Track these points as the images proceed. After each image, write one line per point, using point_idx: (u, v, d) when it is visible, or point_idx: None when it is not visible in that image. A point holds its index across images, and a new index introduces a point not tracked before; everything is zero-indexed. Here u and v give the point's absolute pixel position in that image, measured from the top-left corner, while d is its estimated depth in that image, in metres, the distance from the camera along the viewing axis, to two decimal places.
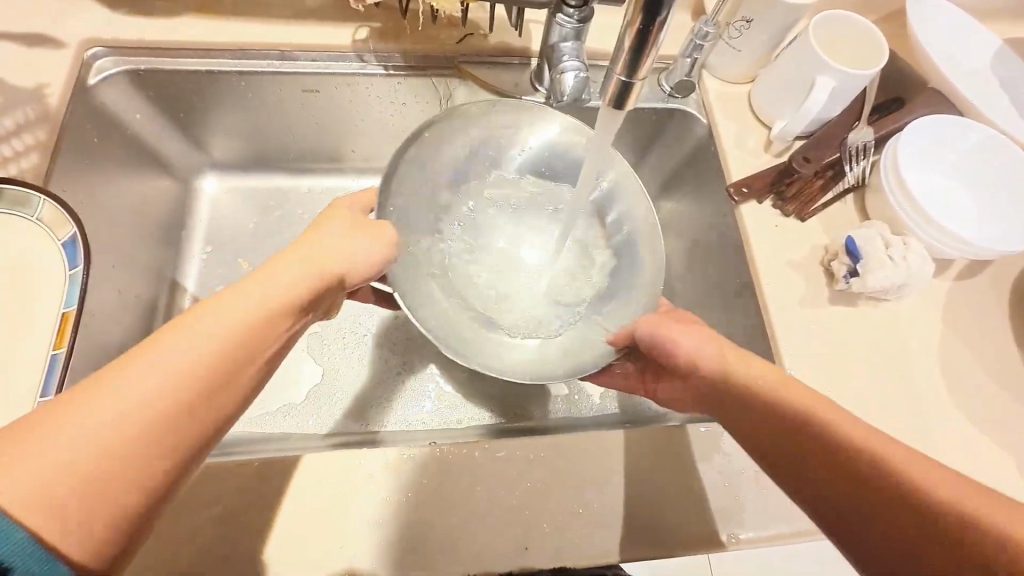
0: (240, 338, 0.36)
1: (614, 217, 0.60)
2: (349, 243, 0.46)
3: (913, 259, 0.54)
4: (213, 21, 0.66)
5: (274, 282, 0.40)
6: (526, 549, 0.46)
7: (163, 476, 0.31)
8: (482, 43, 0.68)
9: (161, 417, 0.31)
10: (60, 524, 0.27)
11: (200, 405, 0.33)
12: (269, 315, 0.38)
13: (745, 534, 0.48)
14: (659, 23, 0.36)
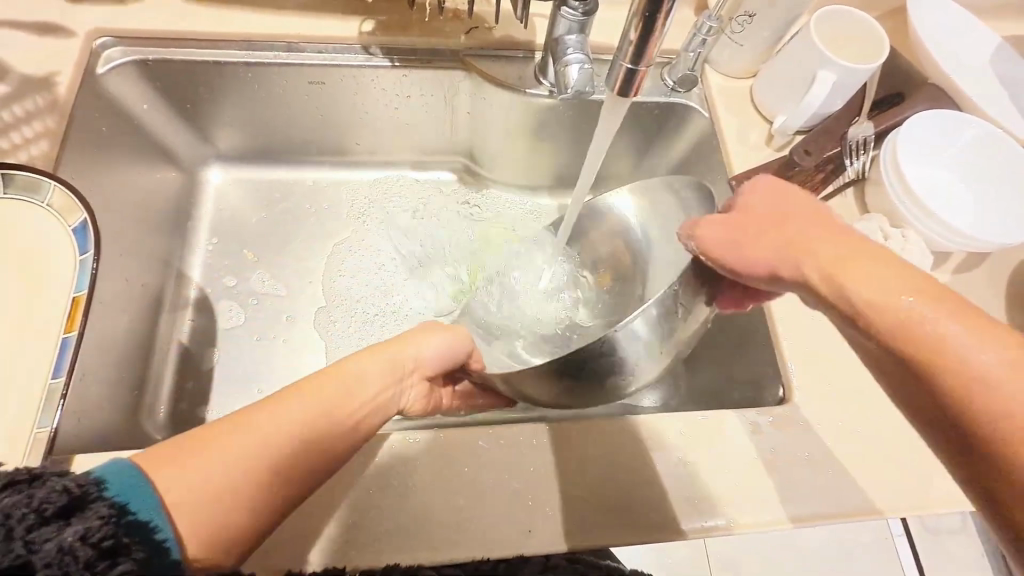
0: (343, 409, 0.40)
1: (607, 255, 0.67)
2: (431, 343, 0.49)
3: (913, 250, 0.55)
4: (221, 12, 0.67)
5: (372, 365, 0.44)
6: (530, 532, 0.47)
7: (268, 509, 0.36)
8: (487, 36, 0.68)
9: (273, 463, 0.36)
10: (193, 529, 0.32)
11: (306, 457, 0.38)
12: (364, 393, 0.42)
13: (745, 519, 0.48)
14: (664, 10, 0.36)
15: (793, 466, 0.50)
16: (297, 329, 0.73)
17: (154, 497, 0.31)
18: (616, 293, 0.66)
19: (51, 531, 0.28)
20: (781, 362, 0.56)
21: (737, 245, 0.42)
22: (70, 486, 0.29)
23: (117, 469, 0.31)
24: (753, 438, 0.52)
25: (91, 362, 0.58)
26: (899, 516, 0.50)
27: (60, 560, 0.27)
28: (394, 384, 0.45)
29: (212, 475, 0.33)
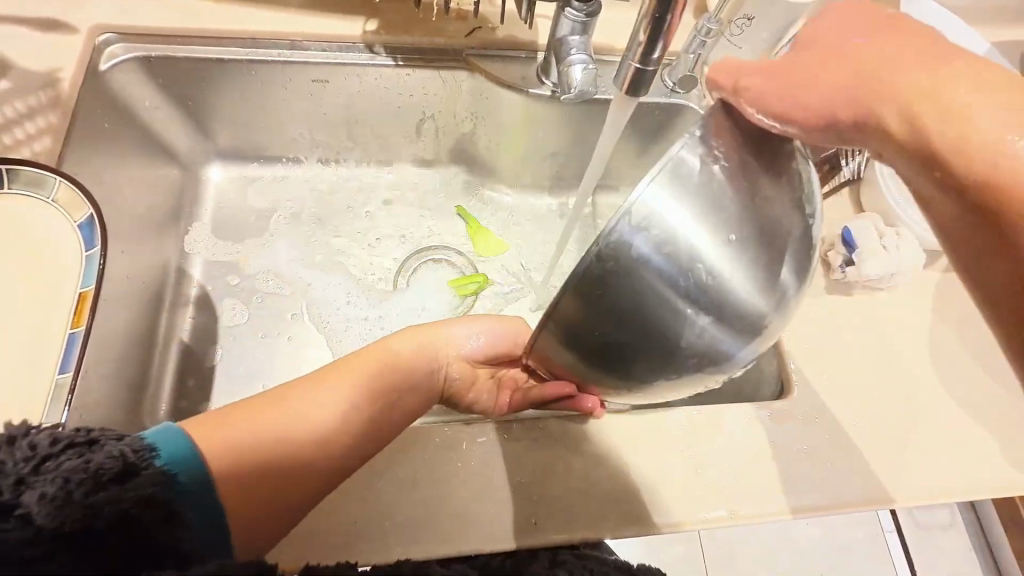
0: (364, 394, 0.49)
1: None
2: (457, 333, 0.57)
3: (906, 248, 0.57)
4: (226, 10, 0.67)
5: (395, 351, 0.53)
6: (535, 524, 0.48)
7: (296, 486, 0.44)
8: (490, 36, 0.69)
9: (305, 442, 0.45)
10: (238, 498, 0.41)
11: (330, 440, 0.46)
12: (383, 378, 0.51)
13: (745, 511, 0.49)
14: (674, 11, 0.37)
15: (790, 458, 0.52)
16: (301, 327, 0.73)
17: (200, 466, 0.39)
18: None
19: (108, 494, 0.34)
20: (780, 358, 0.57)
21: (794, 90, 0.38)
22: (122, 452, 0.36)
23: (163, 437, 0.39)
24: (752, 431, 0.53)
25: (94, 358, 0.57)
26: (893, 507, 0.51)
27: (116, 521, 0.33)
28: (417, 373, 0.53)
29: (252, 443, 0.42)
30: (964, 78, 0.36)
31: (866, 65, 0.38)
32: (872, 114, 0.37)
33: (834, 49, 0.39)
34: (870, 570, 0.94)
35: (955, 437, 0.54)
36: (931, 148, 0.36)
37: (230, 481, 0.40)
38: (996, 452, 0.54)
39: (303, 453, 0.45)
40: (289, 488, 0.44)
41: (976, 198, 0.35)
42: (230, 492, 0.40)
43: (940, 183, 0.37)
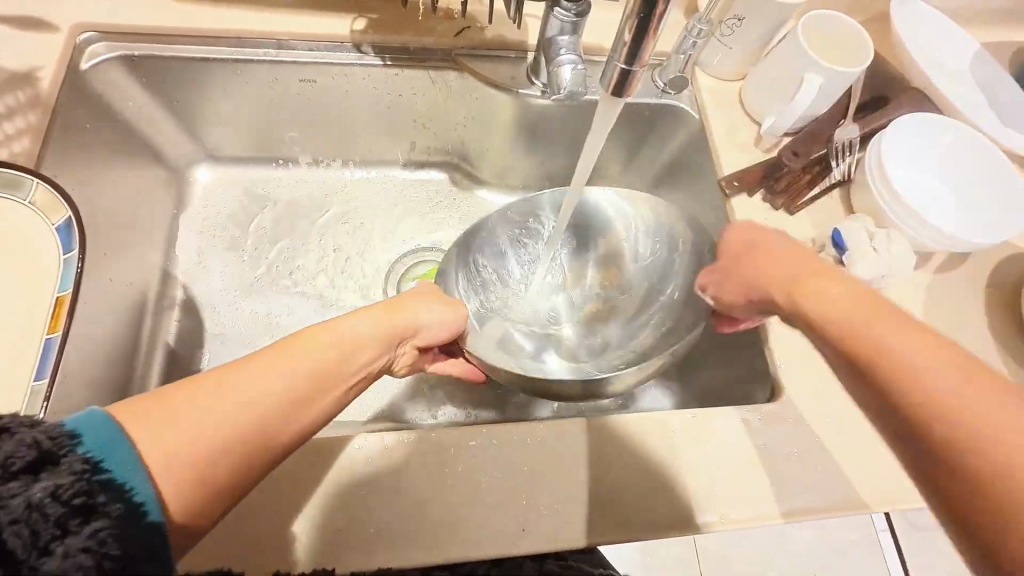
0: (327, 368, 0.43)
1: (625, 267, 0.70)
2: (422, 311, 0.53)
3: (897, 249, 0.56)
4: (212, 8, 0.66)
5: (360, 326, 0.47)
6: (523, 531, 0.47)
7: (243, 476, 0.38)
8: (480, 36, 0.69)
9: (259, 420, 0.38)
10: (173, 490, 0.34)
11: (287, 419, 0.40)
12: (349, 353, 0.45)
13: (736, 516, 0.49)
14: (658, 11, 0.37)
15: (782, 462, 0.51)
16: (289, 329, 0.72)
17: (134, 457, 0.33)
18: (626, 299, 0.69)
19: (17, 486, 0.29)
20: (771, 359, 0.56)
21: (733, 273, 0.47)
22: (38, 439, 0.30)
23: (86, 421, 0.32)
24: (743, 434, 0.52)
25: (75, 363, 0.56)
26: (884, 510, 0.51)
27: (28, 517, 0.28)
28: (382, 350, 0.49)
29: (200, 432, 0.35)
30: (886, 314, 0.37)
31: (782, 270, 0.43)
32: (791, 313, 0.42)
33: (753, 256, 0.46)
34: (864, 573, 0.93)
35: None
36: (857, 373, 0.36)
37: (174, 474, 0.34)
38: None
39: (263, 440, 0.38)
40: (244, 478, 0.38)
41: (911, 427, 0.33)
42: (174, 486, 0.34)
43: (877, 398, 0.35)
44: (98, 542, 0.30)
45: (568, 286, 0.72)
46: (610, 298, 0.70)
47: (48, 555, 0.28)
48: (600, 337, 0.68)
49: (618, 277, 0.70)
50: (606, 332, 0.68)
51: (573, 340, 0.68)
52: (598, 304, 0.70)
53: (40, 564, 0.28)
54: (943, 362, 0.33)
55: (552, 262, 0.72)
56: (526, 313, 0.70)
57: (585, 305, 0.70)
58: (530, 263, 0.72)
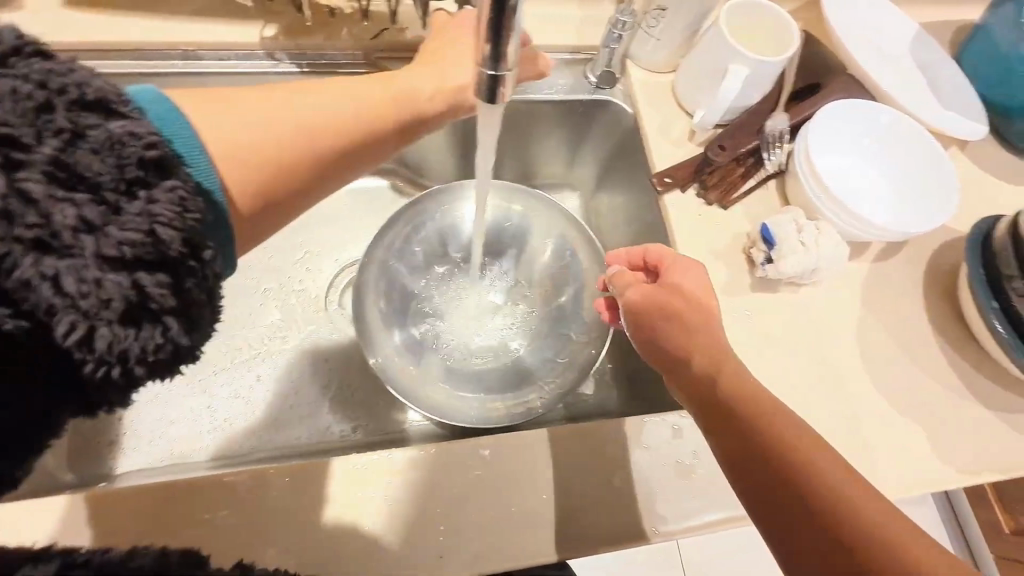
0: (376, 113, 0.45)
1: (550, 280, 0.70)
2: (459, 63, 0.51)
3: (824, 242, 0.55)
4: (109, 19, 0.62)
5: (412, 79, 0.49)
6: (441, 557, 0.44)
7: (293, 184, 0.42)
8: (398, 36, 0.66)
9: (314, 141, 0.42)
10: (237, 172, 0.38)
11: (337, 146, 0.43)
12: (397, 106, 0.47)
13: (666, 527, 0.47)
14: (511, 7, 0.30)
15: (714, 467, 0.49)
16: (238, 351, 0.70)
17: (196, 142, 0.35)
18: (551, 315, 0.69)
19: (94, 119, 0.30)
20: None
21: (664, 308, 0.45)
22: (110, 91, 0.31)
23: (151, 96, 0.34)
24: (673, 439, 0.50)
25: None
26: None
27: (109, 148, 0.30)
28: (426, 115, 0.49)
29: (252, 129, 0.39)
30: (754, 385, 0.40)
31: (689, 308, 0.45)
32: (687, 373, 0.43)
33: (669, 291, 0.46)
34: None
35: (880, 433, 0.53)
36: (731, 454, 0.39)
37: (231, 157, 0.38)
38: (921, 447, 0.53)
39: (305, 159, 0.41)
40: (297, 186, 0.42)
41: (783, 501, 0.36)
42: (236, 173, 0.38)
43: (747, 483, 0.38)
44: (178, 201, 0.32)
45: (496, 306, 0.71)
46: (539, 315, 0.69)
47: (133, 197, 0.31)
48: (526, 355, 0.67)
49: (543, 292, 0.70)
50: (532, 350, 0.68)
51: (498, 361, 0.67)
52: (527, 319, 0.70)
53: (126, 203, 0.30)
54: (799, 429, 0.37)
55: (480, 282, 0.71)
56: (454, 337, 0.68)
57: (514, 321, 0.70)
58: (455, 285, 0.70)
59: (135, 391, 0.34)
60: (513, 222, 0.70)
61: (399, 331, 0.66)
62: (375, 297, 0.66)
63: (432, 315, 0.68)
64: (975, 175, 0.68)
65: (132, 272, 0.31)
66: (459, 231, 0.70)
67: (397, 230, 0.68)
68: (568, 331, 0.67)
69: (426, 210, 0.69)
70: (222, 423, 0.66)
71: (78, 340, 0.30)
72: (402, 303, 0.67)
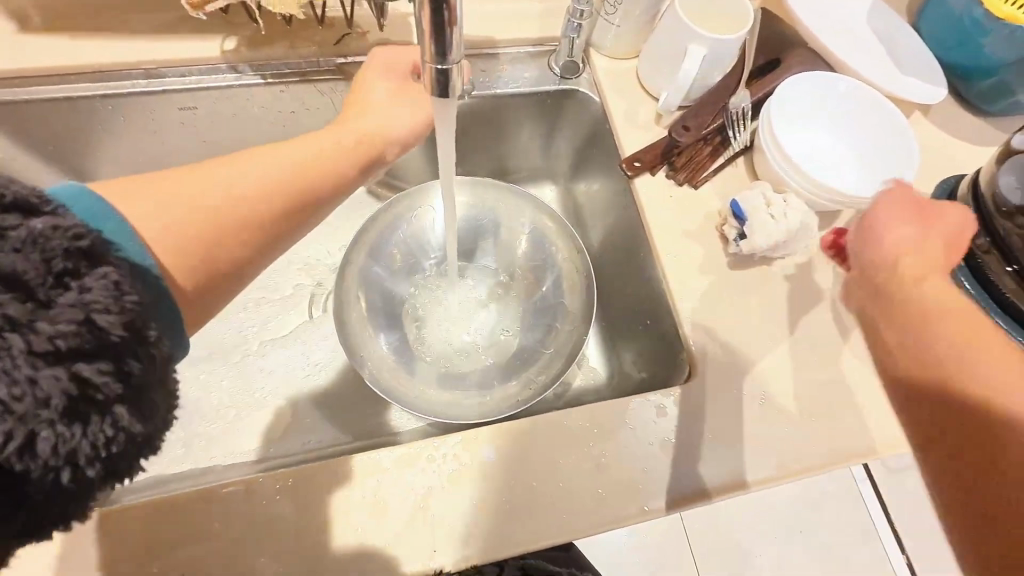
0: (305, 174, 0.48)
1: (532, 268, 0.70)
2: (389, 114, 0.55)
3: (794, 213, 0.55)
4: (66, 43, 0.62)
5: (336, 138, 0.52)
6: (436, 552, 0.44)
7: (233, 257, 0.44)
8: (361, 41, 0.66)
9: (248, 211, 0.44)
10: (174, 254, 0.40)
11: (273, 212, 0.46)
12: (327, 164, 0.50)
13: (657, 504, 0.47)
14: None
15: (697, 441, 0.50)
16: (230, 363, 0.69)
17: (128, 224, 0.36)
18: (538, 302, 0.69)
19: (13, 219, 0.30)
20: (683, 338, 0.55)
21: (916, 232, 0.45)
22: (27, 191, 0.30)
23: (73, 191, 0.34)
24: (658, 418, 0.50)
25: None
26: (803, 476, 0.50)
27: (34, 243, 0.30)
28: (355, 167, 0.52)
29: (183, 208, 0.41)
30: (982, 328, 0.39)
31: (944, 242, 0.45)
32: (915, 284, 0.42)
33: (924, 223, 0.45)
34: (847, 520, 0.99)
35: (860, 396, 0.54)
36: (937, 345, 0.39)
37: (162, 238, 0.40)
38: None
39: (242, 229, 0.44)
40: (235, 260, 0.44)
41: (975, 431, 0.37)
42: (173, 255, 0.40)
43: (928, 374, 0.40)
44: (112, 285, 0.32)
45: (480, 304, 0.71)
46: (525, 305, 0.70)
47: (64, 289, 0.30)
48: (514, 345, 0.68)
49: (526, 281, 0.71)
50: (521, 339, 0.68)
51: (488, 358, 0.67)
52: (513, 311, 0.70)
53: (55, 297, 0.30)
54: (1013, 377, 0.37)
55: (461, 282, 0.72)
56: (442, 338, 0.68)
57: (499, 316, 0.70)
58: (437, 288, 0.71)
59: (88, 489, 0.33)
60: (489, 215, 0.71)
61: (385, 337, 0.65)
62: (357, 307, 0.65)
63: (412, 324, 0.68)
64: (939, 138, 0.69)
65: (71, 365, 0.30)
66: (435, 231, 0.70)
67: (372, 236, 0.68)
68: (555, 317, 0.67)
69: (400, 212, 0.69)
70: (223, 434, 0.65)
71: (18, 448, 0.29)
72: (385, 313, 0.67)
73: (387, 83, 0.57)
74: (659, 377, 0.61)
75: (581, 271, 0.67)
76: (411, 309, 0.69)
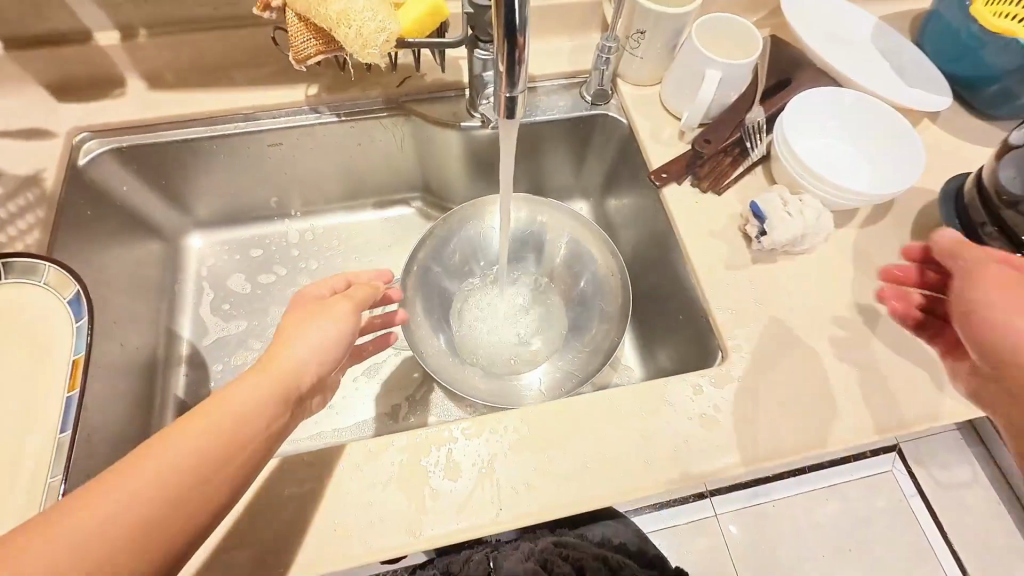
0: (204, 466, 0.38)
1: (573, 273, 0.78)
2: (315, 339, 0.48)
3: (809, 211, 0.61)
4: (183, 96, 0.75)
5: (250, 393, 0.43)
6: (501, 510, 0.50)
7: None
8: (419, 83, 0.77)
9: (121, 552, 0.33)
10: None
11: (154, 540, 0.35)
12: (236, 437, 0.40)
13: (697, 470, 0.52)
14: (521, 39, 0.39)
15: (733, 416, 0.55)
16: None
17: None
18: (579, 305, 0.76)
19: None
20: (715, 325, 0.61)
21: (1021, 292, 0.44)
22: None
23: None
24: (695, 397, 0.56)
25: (93, 423, 0.63)
26: (834, 447, 0.54)
27: None
28: (274, 424, 0.43)
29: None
30: None
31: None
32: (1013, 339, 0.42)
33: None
34: (897, 534, 1.01)
35: (887, 375, 0.58)
36: None
37: None
38: (926, 384, 0.57)
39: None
40: None
41: None
42: None
43: None
44: None
45: (525, 310, 0.78)
46: (567, 309, 0.77)
47: None
48: (557, 346, 0.75)
49: (567, 287, 0.78)
50: (563, 339, 0.75)
51: (534, 356, 0.74)
52: (556, 315, 0.77)
53: None
54: None
55: (507, 290, 0.79)
56: (493, 341, 0.75)
57: (544, 320, 0.77)
58: (486, 296, 0.79)
59: None
60: (532, 227, 0.79)
61: (442, 337, 0.73)
62: (420, 310, 0.73)
63: (465, 329, 0.76)
64: (948, 142, 0.74)
65: None
66: (484, 243, 0.79)
67: (430, 247, 0.76)
68: (595, 318, 0.74)
69: (454, 225, 0.77)
70: (357, 391, 0.75)
71: None
72: (441, 318, 0.75)
73: (315, 306, 0.51)
74: (693, 362, 0.66)
75: (617, 273, 0.74)
76: (464, 315, 0.77)
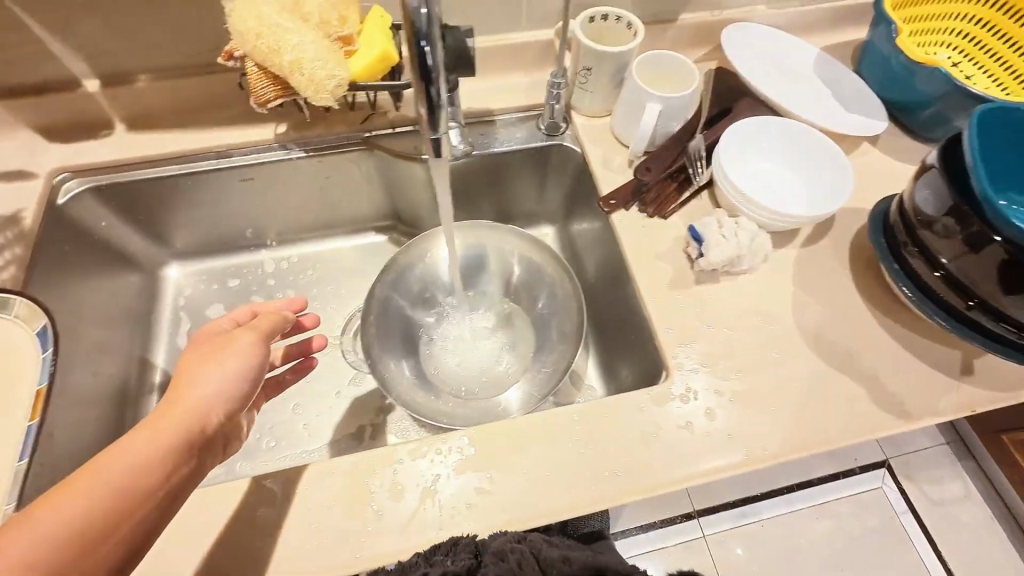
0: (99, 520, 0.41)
1: (530, 295, 0.81)
2: (213, 380, 0.49)
3: (744, 233, 0.64)
4: (160, 137, 0.80)
5: (142, 443, 0.44)
6: (441, 529, 0.51)
7: None
8: (382, 119, 0.82)
9: None
10: None
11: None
12: (130, 488, 0.43)
13: (637, 487, 0.54)
14: (434, 84, 0.43)
15: (674, 433, 0.56)
16: None
17: None
18: (538, 326, 0.79)
19: None
20: (658, 343, 0.63)
21: None
22: None
23: None
24: (636, 414, 0.57)
25: (61, 451, 0.65)
26: (772, 461, 0.56)
27: None
28: (172, 469, 0.45)
29: None
30: None
31: None
32: None
33: None
34: (886, 553, 1.01)
35: (825, 389, 0.60)
36: None
37: None
38: (863, 397, 0.59)
39: None
40: None
41: None
42: None
43: None
44: None
45: (486, 334, 0.81)
46: (527, 330, 0.80)
47: None
48: (518, 368, 0.77)
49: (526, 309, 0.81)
50: (523, 360, 0.78)
51: (496, 378, 0.76)
52: (516, 336, 0.80)
53: None
54: None
55: (468, 315, 0.82)
56: (455, 366, 0.77)
57: (505, 342, 0.80)
58: (448, 322, 0.81)
59: None
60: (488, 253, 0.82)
61: (404, 364, 0.75)
62: (381, 338, 0.75)
63: (427, 356, 0.78)
64: (887, 163, 0.77)
65: None
66: (443, 271, 0.81)
67: (391, 278, 0.79)
68: (553, 337, 0.77)
69: (413, 255, 0.80)
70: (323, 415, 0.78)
71: None
72: (403, 346, 0.77)
73: (214, 345, 0.52)
74: (645, 379, 0.68)
75: (572, 294, 0.76)
76: (427, 342, 0.79)
